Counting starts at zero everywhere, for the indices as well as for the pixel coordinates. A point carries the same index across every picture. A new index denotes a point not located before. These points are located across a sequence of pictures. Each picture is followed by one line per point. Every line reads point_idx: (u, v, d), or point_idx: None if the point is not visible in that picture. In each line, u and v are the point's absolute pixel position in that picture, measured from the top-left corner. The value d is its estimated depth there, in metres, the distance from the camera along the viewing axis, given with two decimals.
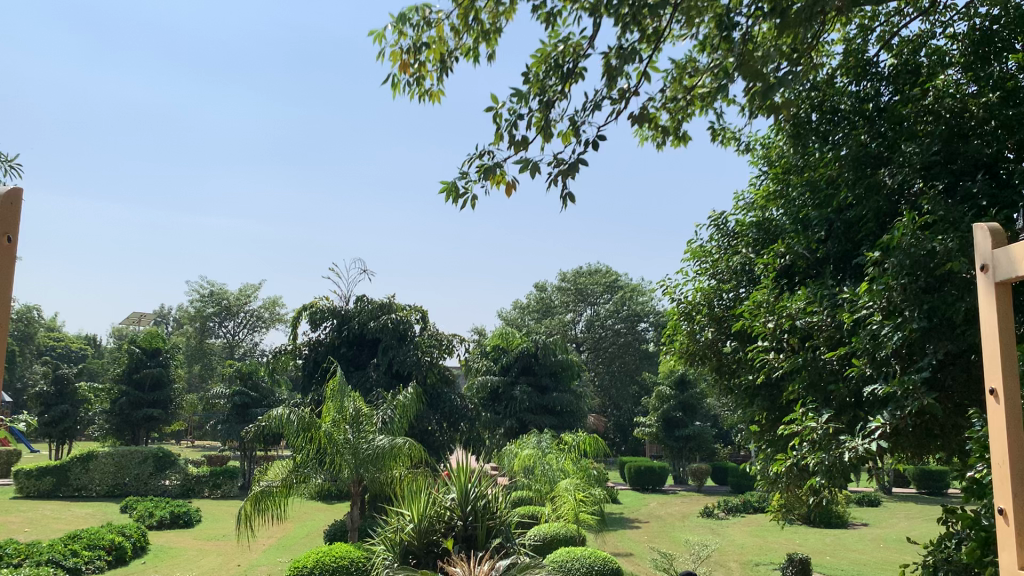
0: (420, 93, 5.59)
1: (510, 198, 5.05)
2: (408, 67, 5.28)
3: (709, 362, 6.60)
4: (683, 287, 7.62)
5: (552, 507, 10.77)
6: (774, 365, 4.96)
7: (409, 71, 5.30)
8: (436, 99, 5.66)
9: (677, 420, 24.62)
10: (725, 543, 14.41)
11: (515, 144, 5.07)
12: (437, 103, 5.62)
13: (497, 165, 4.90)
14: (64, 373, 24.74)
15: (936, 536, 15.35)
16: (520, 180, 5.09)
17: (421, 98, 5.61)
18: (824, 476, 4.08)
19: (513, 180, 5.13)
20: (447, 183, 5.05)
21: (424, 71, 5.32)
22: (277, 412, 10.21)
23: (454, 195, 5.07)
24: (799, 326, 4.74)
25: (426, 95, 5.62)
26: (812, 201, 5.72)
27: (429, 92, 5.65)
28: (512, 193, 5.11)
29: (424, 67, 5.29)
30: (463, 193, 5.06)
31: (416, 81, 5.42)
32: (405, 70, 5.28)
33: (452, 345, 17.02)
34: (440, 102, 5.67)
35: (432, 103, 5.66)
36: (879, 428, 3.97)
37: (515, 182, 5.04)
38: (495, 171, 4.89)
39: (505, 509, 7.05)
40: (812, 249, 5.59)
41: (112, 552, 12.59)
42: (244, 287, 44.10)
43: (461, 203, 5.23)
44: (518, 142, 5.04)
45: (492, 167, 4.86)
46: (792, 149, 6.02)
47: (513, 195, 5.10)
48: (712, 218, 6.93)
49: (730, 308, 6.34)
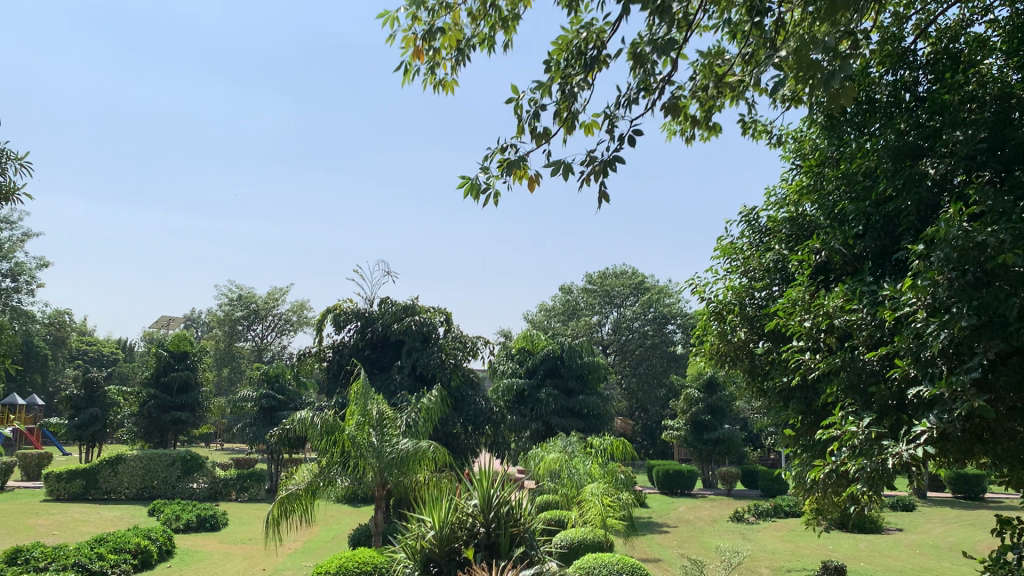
0: (433, 83, 5.41)
1: (533, 194, 4.85)
2: (421, 54, 5.10)
3: (740, 364, 6.35)
4: (713, 286, 7.37)
5: (578, 512, 10.58)
6: (809, 366, 4.70)
7: (422, 59, 5.12)
8: (450, 89, 5.49)
9: (706, 424, 24.27)
10: (756, 548, 14.14)
11: (536, 137, 4.86)
12: (451, 94, 5.45)
13: (521, 159, 4.70)
14: (94, 377, 25.00)
15: (974, 542, 14.94)
16: (543, 176, 4.91)
17: (435, 88, 5.44)
18: (866, 484, 3.82)
19: (535, 175, 4.95)
20: (467, 180, 4.86)
21: (437, 59, 5.14)
22: (300, 415, 10.18)
23: (475, 192, 4.89)
24: (837, 325, 4.48)
25: (440, 85, 5.45)
26: (849, 195, 5.46)
27: (442, 81, 5.47)
28: (535, 189, 4.91)
29: (438, 54, 5.10)
30: (484, 190, 4.89)
31: (430, 68, 5.24)
32: (419, 57, 5.10)
33: (476, 347, 16.93)
34: (454, 91, 5.48)
35: (445, 94, 5.50)
36: (924, 433, 3.71)
37: (539, 177, 4.86)
38: (518, 167, 4.68)
39: (529, 515, 6.88)
40: (848, 245, 5.31)
41: (138, 556, 12.58)
42: (272, 290, 44.42)
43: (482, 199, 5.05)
44: (541, 134, 4.84)
45: (515, 162, 4.67)
46: (827, 140, 5.82)
47: (536, 191, 4.90)
48: (744, 212, 6.69)
49: (762, 307, 6.09)
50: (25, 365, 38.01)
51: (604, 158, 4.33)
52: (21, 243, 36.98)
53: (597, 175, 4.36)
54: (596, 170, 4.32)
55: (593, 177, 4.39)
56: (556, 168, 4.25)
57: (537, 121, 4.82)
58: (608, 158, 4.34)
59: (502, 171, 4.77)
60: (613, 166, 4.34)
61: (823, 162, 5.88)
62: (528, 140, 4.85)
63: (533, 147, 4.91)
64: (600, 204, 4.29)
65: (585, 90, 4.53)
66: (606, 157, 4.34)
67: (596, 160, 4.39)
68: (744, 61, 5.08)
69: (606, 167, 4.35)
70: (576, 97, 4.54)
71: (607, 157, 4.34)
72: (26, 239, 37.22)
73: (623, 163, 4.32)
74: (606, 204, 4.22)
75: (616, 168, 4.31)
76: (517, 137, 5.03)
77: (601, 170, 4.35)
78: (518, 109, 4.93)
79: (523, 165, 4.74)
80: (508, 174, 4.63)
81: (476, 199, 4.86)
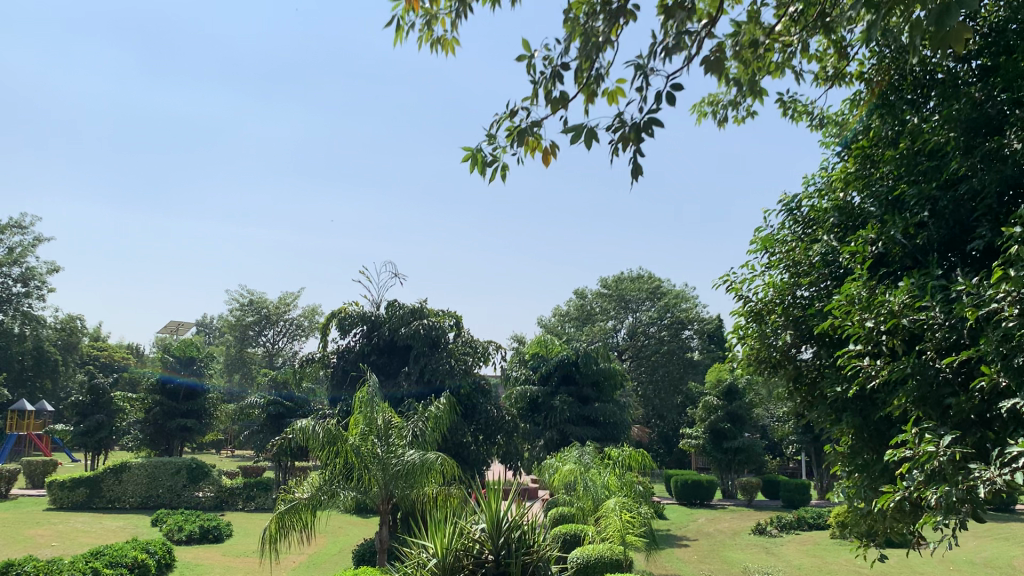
0: (430, 41, 4.84)
1: (548, 167, 4.29)
2: (415, 5, 4.53)
3: (782, 371, 5.68)
4: (750, 282, 6.67)
5: (597, 529, 9.89)
6: (870, 374, 4.01)
7: (416, 10, 4.56)
8: (449, 49, 4.91)
9: (725, 432, 23.50)
10: (780, 564, 13.43)
11: (553, 103, 4.30)
12: (450, 53, 4.88)
13: (533, 128, 4.12)
14: (100, 383, 24.61)
15: (1011, 557, 14.16)
16: (560, 147, 4.33)
17: (433, 48, 4.86)
18: (945, 515, 3.17)
19: (550, 147, 4.40)
20: (472, 151, 4.33)
21: (435, 11, 4.57)
22: (301, 424, 9.55)
23: (481, 166, 4.36)
24: (904, 326, 3.79)
25: (438, 44, 4.87)
26: (907, 177, 4.82)
27: (441, 40, 4.89)
28: (551, 162, 4.34)
29: (435, 5, 4.52)
30: (490, 163, 4.36)
31: (426, 23, 4.67)
32: (412, 7, 4.54)
33: (487, 352, 16.33)
34: (455, 52, 4.91)
35: (445, 54, 4.92)
36: (1022, 456, 3.07)
37: (556, 149, 4.29)
38: (530, 136, 4.12)
39: (544, 542, 6.24)
40: (910, 234, 4.65)
41: (135, 569, 12.01)
42: (284, 295, 44.10)
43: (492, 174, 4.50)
44: (557, 99, 4.26)
45: (527, 131, 4.09)
46: (880, 120, 5.20)
47: (552, 164, 4.33)
48: (784, 201, 6.04)
49: (808, 307, 5.39)
50: (36, 370, 37.72)
51: (636, 122, 3.82)
52: (32, 247, 36.96)
53: (627, 142, 3.86)
54: (627, 134, 3.81)
55: (623, 144, 3.89)
56: (578, 134, 3.68)
57: (553, 84, 4.23)
58: (642, 122, 3.81)
59: (513, 141, 4.21)
60: (647, 131, 3.85)
61: (876, 144, 5.24)
62: (543, 106, 4.28)
63: (549, 113, 4.35)
64: (632, 176, 3.81)
65: (609, 47, 3.95)
66: (638, 121, 3.84)
67: (626, 125, 3.89)
68: (789, 19, 4.42)
69: (638, 133, 3.84)
70: (599, 56, 3.97)
71: (641, 121, 3.84)
72: (37, 243, 37.13)
73: (656, 128, 3.80)
74: (639, 176, 3.71)
75: (650, 133, 3.80)
76: (532, 104, 4.49)
77: (633, 137, 3.85)
78: (532, 70, 4.35)
79: (536, 133, 4.19)
80: (518, 143, 4.09)
81: (482, 173, 4.31)
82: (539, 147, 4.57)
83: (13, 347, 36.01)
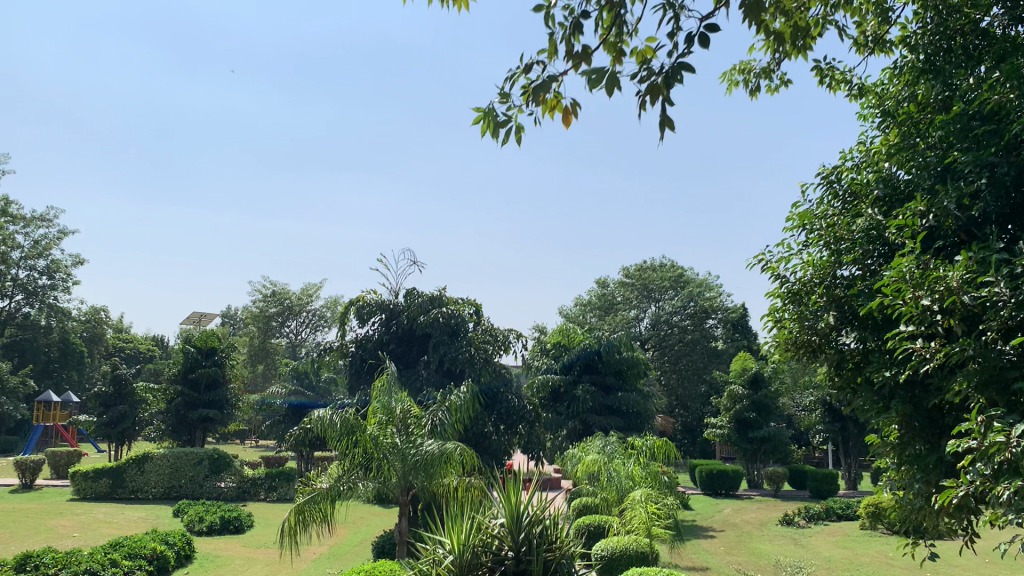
0: None
1: (567, 127, 4.04)
2: None
3: (823, 356, 5.34)
4: (787, 261, 6.36)
5: (622, 521, 9.53)
6: (923, 357, 3.70)
7: None
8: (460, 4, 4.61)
9: (751, 422, 23.03)
10: (809, 556, 13.03)
11: (573, 59, 4.05)
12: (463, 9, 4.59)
13: (550, 83, 3.87)
14: (122, 374, 24.63)
15: None
16: (580, 106, 4.08)
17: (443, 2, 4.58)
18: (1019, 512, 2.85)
19: (570, 106, 4.15)
20: (483, 112, 4.10)
21: None
22: (318, 414, 9.30)
23: (492, 127, 4.12)
24: (964, 303, 3.46)
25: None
26: (962, 144, 4.47)
27: None
28: (570, 123, 4.09)
29: None
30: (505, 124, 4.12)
31: None
32: None
33: (507, 340, 16.10)
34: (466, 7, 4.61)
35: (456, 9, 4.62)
36: None
37: (577, 108, 4.02)
38: (547, 92, 3.87)
39: (567, 539, 5.96)
40: (964, 206, 4.32)
41: (154, 561, 11.87)
42: (306, 286, 44.08)
43: (503, 137, 4.26)
44: (577, 54, 4.01)
45: (543, 87, 3.85)
46: (929, 83, 4.85)
47: (571, 125, 4.09)
48: (822, 174, 5.70)
49: (851, 287, 5.06)
50: (62, 362, 37.95)
51: (665, 70, 3.61)
52: (57, 240, 37.17)
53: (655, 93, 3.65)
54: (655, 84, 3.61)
55: (652, 95, 3.68)
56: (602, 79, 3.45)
57: (574, 38, 3.97)
58: (671, 71, 3.61)
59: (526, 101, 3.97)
60: (678, 79, 3.63)
61: (923, 109, 4.91)
62: (564, 61, 4.02)
63: (568, 70, 4.09)
64: (661, 128, 3.59)
65: None
66: (668, 70, 3.62)
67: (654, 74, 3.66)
68: None
69: (668, 82, 3.62)
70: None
71: (671, 70, 3.63)
72: (61, 236, 37.35)
73: (689, 76, 3.59)
74: (666, 129, 3.51)
75: (680, 82, 3.59)
76: (549, 60, 4.24)
77: (662, 87, 3.63)
78: (551, 23, 4.10)
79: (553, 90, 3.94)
80: (534, 100, 3.84)
81: (495, 134, 4.08)
82: (557, 107, 4.30)
83: (40, 339, 36.38)
